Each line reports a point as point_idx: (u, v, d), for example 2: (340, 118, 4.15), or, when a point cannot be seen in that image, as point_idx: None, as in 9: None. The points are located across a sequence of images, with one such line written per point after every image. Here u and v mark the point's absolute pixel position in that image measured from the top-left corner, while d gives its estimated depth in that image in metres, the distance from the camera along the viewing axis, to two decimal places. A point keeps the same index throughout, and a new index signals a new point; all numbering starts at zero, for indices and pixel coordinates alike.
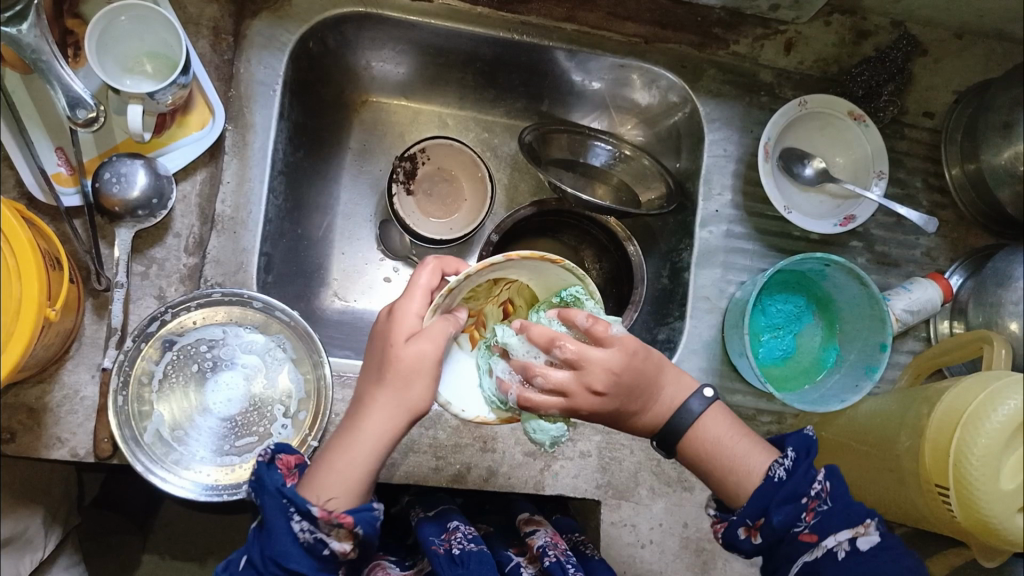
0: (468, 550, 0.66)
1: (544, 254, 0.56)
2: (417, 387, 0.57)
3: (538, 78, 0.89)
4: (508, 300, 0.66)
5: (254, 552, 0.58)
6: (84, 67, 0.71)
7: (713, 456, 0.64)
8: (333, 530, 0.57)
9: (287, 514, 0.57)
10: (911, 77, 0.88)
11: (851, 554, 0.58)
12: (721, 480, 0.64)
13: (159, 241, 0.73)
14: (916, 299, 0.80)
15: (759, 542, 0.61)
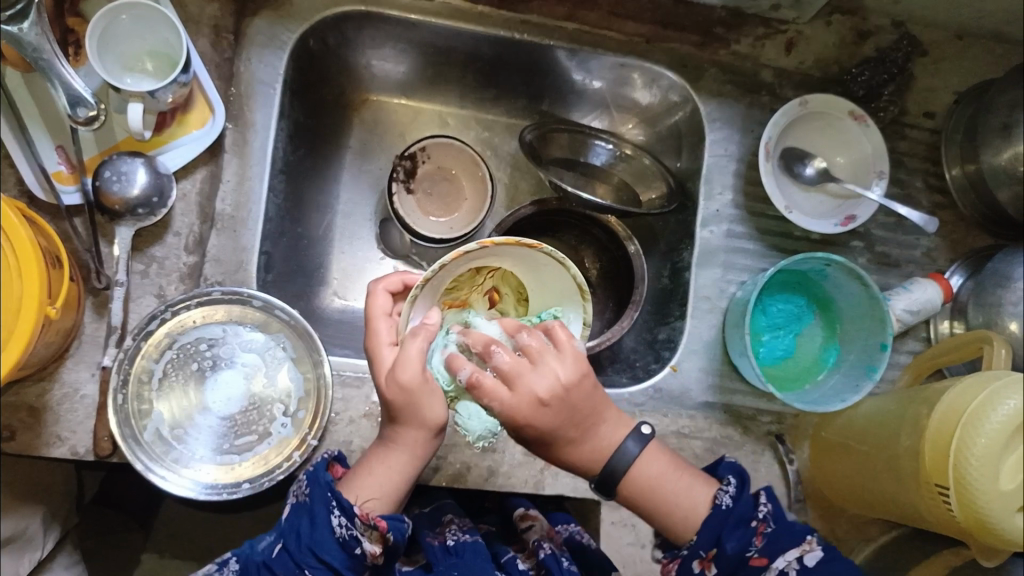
0: (463, 540, 0.67)
1: (520, 239, 0.55)
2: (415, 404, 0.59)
3: (538, 77, 0.89)
4: (492, 289, 0.65)
5: (289, 539, 0.60)
6: (84, 66, 0.71)
7: (658, 494, 0.65)
8: (366, 531, 0.59)
9: (330, 508, 0.59)
10: (912, 77, 0.88)
11: (802, 572, 0.61)
12: (664, 516, 0.65)
13: (159, 239, 0.73)
14: (916, 300, 0.80)
15: (713, 574, 0.62)
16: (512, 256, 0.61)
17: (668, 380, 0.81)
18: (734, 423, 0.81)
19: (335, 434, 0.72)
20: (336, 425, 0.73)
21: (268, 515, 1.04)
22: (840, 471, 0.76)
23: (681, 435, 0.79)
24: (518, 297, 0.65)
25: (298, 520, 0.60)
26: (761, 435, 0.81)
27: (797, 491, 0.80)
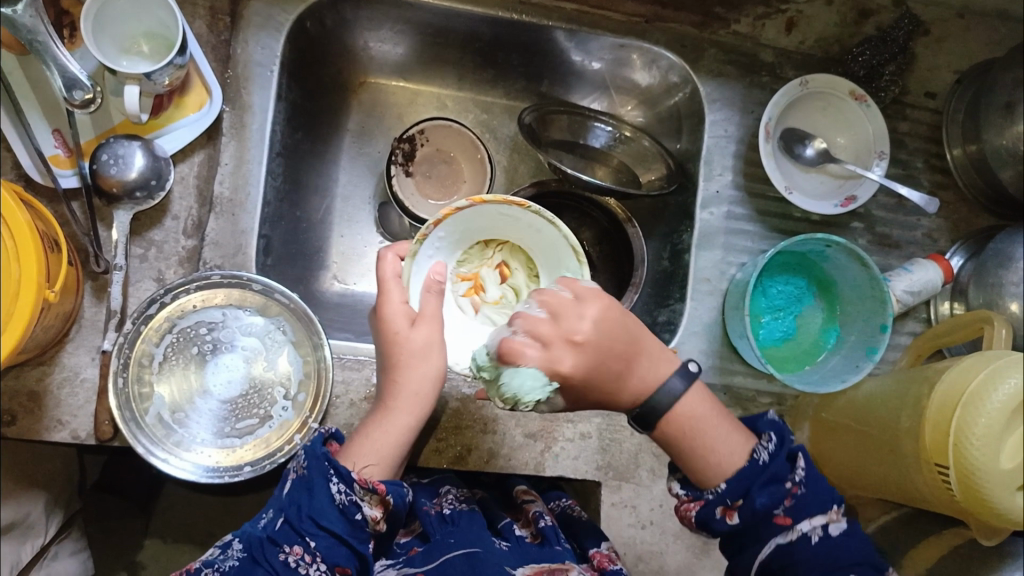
0: (458, 509, 0.68)
1: (508, 197, 0.64)
2: (422, 365, 0.62)
3: (537, 58, 0.89)
4: (502, 263, 0.73)
5: (286, 511, 0.56)
6: (80, 48, 0.71)
7: (687, 431, 0.61)
8: (366, 494, 0.56)
9: (328, 475, 0.56)
10: (913, 57, 0.87)
11: (825, 539, 0.57)
12: (692, 452, 0.62)
13: (158, 223, 0.73)
14: (917, 280, 0.79)
15: (735, 522, 0.59)
16: (510, 225, 0.70)
17: None
18: (735, 405, 0.81)
19: (335, 417, 0.72)
20: (337, 409, 0.73)
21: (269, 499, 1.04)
22: (840, 452, 0.76)
23: None
24: (528, 268, 0.73)
25: (297, 489, 0.56)
26: None
27: None
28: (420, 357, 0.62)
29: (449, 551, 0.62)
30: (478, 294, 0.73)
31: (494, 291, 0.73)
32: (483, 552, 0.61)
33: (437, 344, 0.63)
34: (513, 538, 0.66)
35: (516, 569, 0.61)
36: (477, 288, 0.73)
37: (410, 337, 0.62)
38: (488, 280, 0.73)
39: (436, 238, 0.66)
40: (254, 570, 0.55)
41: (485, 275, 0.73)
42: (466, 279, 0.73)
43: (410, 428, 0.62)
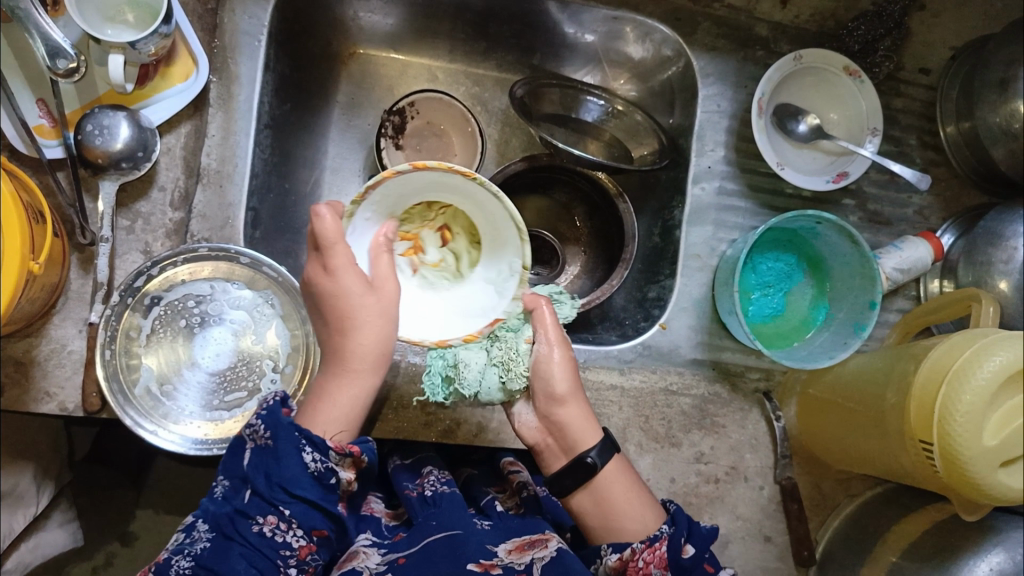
0: (441, 491, 0.66)
1: (452, 165, 0.59)
2: (365, 326, 0.61)
3: (530, 30, 0.88)
4: (444, 227, 0.69)
5: (253, 478, 0.55)
6: (64, 16, 0.69)
7: (615, 498, 0.63)
8: (341, 459, 0.57)
9: (300, 445, 0.55)
10: (909, 32, 0.86)
11: None
12: (614, 523, 0.63)
13: (144, 195, 0.72)
14: (907, 258, 0.79)
15: (692, 553, 0.61)
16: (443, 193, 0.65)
17: (657, 338, 0.81)
18: (723, 381, 0.82)
19: None
20: None
21: None
22: (825, 429, 0.77)
23: (669, 392, 0.79)
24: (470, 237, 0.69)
25: (263, 462, 0.55)
26: (750, 392, 0.82)
27: (783, 447, 0.79)
28: (372, 321, 0.61)
29: (432, 534, 0.61)
30: (416, 255, 0.69)
31: (435, 254, 0.69)
32: (464, 535, 0.61)
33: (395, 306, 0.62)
34: (495, 515, 0.65)
35: (497, 547, 0.61)
36: (417, 249, 0.69)
37: (349, 297, 0.60)
38: (428, 242, 0.69)
39: (377, 198, 0.62)
40: (231, 546, 0.54)
41: (426, 236, 0.69)
42: (406, 237, 0.68)
43: (371, 387, 0.62)
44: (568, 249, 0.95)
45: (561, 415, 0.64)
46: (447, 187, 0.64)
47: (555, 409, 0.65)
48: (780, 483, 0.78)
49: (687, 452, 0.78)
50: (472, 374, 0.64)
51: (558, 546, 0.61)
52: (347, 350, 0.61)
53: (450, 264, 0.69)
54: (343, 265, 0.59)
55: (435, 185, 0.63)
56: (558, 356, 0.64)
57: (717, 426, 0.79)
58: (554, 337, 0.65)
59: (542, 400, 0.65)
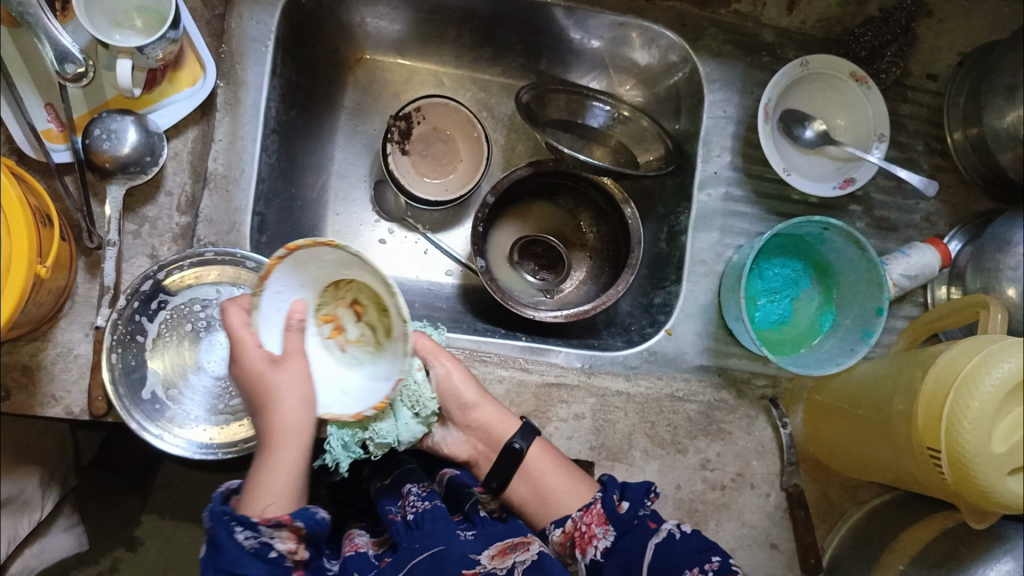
0: (422, 511, 0.65)
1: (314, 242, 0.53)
2: (286, 402, 0.58)
3: (536, 36, 0.88)
4: (355, 300, 0.62)
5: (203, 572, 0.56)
6: (73, 21, 0.70)
7: (546, 474, 0.67)
8: (276, 532, 0.56)
9: (231, 526, 0.56)
10: (915, 38, 0.86)
11: (686, 535, 0.61)
12: (553, 501, 0.66)
13: (151, 199, 0.72)
14: (914, 264, 0.79)
15: (626, 508, 0.64)
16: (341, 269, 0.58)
17: (663, 344, 0.81)
18: (729, 387, 0.81)
19: None
20: None
21: None
22: (830, 435, 0.77)
23: (675, 398, 0.79)
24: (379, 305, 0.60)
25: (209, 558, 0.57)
26: (756, 398, 0.81)
27: (790, 454, 0.78)
28: (288, 399, 0.58)
29: (417, 555, 0.60)
30: (337, 336, 0.62)
31: (356, 329, 0.62)
32: (447, 549, 0.60)
33: (306, 381, 0.59)
34: (479, 522, 0.65)
35: (480, 555, 0.61)
36: (339, 328, 0.62)
37: (261, 379, 0.58)
38: (348, 320, 0.62)
39: (277, 285, 0.56)
40: None
41: (343, 313, 0.62)
42: (324, 320, 0.62)
43: (300, 458, 0.60)
44: (574, 254, 0.95)
45: (480, 414, 0.69)
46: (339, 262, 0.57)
47: (471, 413, 0.69)
48: (787, 491, 0.78)
49: (693, 459, 0.77)
50: (388, 421, 0.62)
51: (539, 549, 0.61)
52: (271, 427, 0.58)
53: (369, 337, 0.61)
54: (247, 346, 0.57)
55: (342, 260, 0.57)
56: (449, 371, 0.68)
57: (723, 432, 0.79)
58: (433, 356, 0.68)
59: (456, 412, 0.69)
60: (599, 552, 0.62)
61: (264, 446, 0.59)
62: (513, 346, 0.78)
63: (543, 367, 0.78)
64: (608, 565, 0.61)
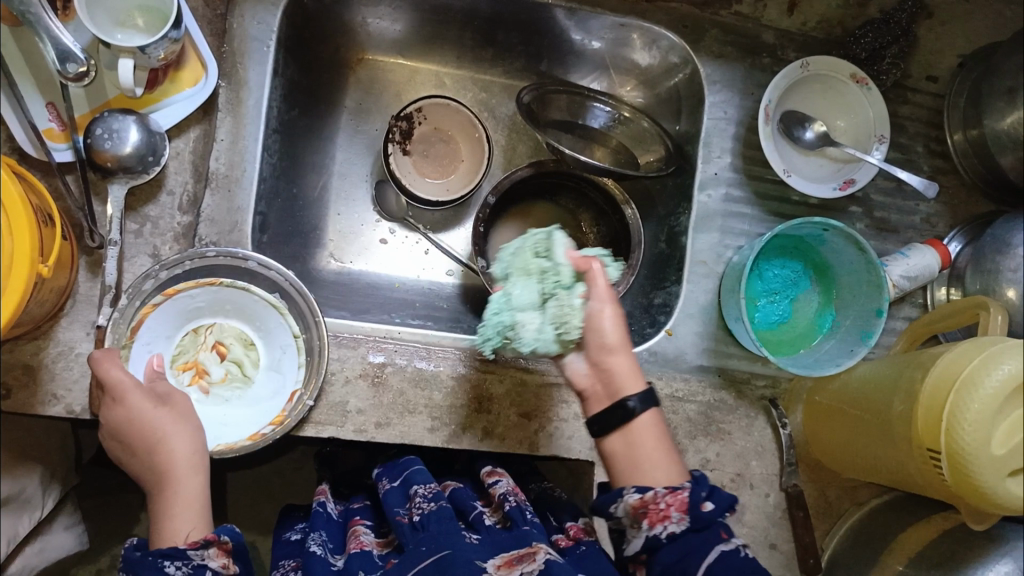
0: (428, 512, 0.63)
1: (199, 282, 0.71)
2: (176, 435, 0.65)
3: (537, 37, 0.88)
4: (217, 342, 0.75)
5: None
6: (74, 20, 0.70)
7: (648, 445, 0.61)
8: (205, 553, 0.61)
9: (159, 564, 0.59)
10: (916, 40, 0.86)
11: (748, 555, 0.56)
12: (643, 471, 0.60)
13: (153, 198, 0.72)
14: (914, 265, 0.79)
15: (708, 508, 0.57)
16: (223, 304, 0.75)
17: (663, 344, 0.81)
18: (729, 387, 0.81)
19: (331, 395, 0.72)
20: (333, 386, 0.72)
21: (260, 475, 1.05)
22: (830, 436, 0.77)
23: (675, 398, 0.79)
24: (243, 340, 0.76)
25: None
26: (756, 399, 0.81)
27: (789, 455, 0.78)
28: (178, 430, 0.66)
29: (422, 560, 0.59)
30: (201, 378, 0.74)
31: (219, 369, 0.75)
32: (454, 553, 0.58)
33: (187, 418, 0.67)
34: (484, 529, 0.63)
35: (486, 563, 0.58)
36: (201, 372, 0.74)
37: (146, 422, 0.64)
38: (209, 362, 0.75)
39: (147, 332, 0.70)
40: None
41: (205, 357, 0.75)
42: (186, 367, 0.74)
43: (201, 486, 0.66)
44: None
45: (612, 363, 0.63)
46: (214, 309, 0.75)
47: (607, 357, 0.64)
48: (786, 491, 0.78)
49: (693, 459, 0.77)
50: (531, 330, 0.64)
51: (546, 559, 0.59)
52: (164, 464, 0.64)
53: (236, 372, 0.75)
54: (130, 393, 0.64)
55: (214, 303, 0.74)
56: (610, 310, 0.64)
57: (723, 433, 0.79)
58: (605, 295, 0.64)
59: (594, 348, 0.64)
60: (665, 535, 0.56)
61: (156, 488, 0.64)
62: None
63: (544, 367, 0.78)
64: (663, 554, 0.56)
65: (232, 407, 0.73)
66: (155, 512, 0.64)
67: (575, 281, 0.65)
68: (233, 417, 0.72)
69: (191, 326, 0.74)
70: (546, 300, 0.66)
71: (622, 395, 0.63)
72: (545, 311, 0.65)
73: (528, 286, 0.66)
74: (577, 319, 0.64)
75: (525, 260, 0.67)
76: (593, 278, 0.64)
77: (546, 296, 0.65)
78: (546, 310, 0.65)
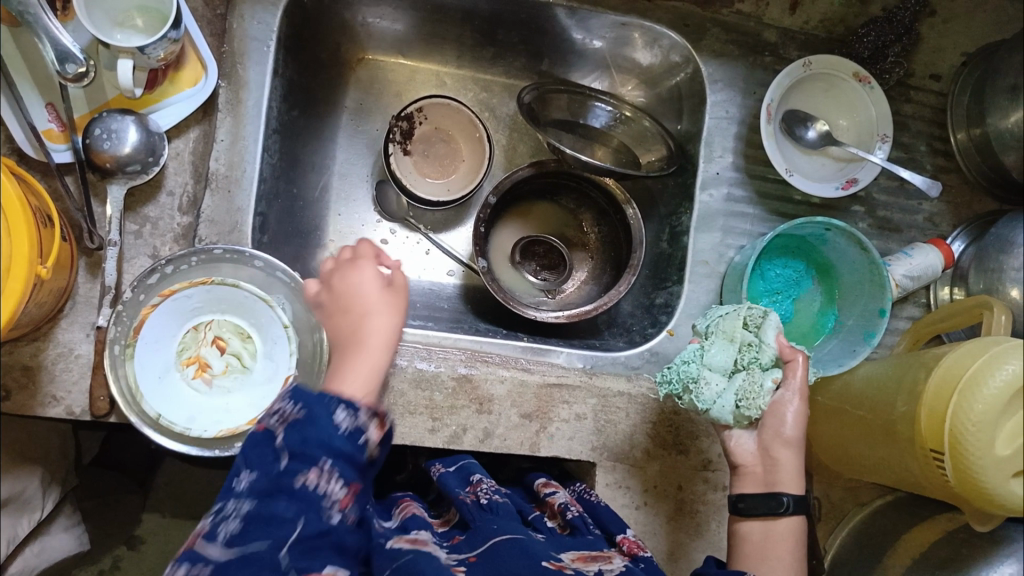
0: (496, 500, 0.63)
1: (193, 283, 0.71)
2: (388, 334, 0.62)
3: (538, 36, 0.88)
4: (218, 337, 0.73)
5: (262, 469, 0.49)
6: (73, 21, 0.70)
7: (783, 544, 0.62)
8: (370, 418, 0.52)
9: (332, 408, 0.51)
10: (918, 39, 0.86)
11: None
12: (770, 561, 0.61)
13: (152, 199, 0.72)
14: (917, 265, 0.79)
15: None
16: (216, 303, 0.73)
17: (665, 344, 0.81)
18: None
19: None
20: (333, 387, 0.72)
21: None
22: (833, 436, 0.76)
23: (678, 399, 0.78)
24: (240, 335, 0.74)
25: (293, 428, 0.49)
26: None
27: None
28: (387, 313, 0.63)
29: (494, 536, 0.57)
30: (204, 373, 0.72)
31: (220, 363, 0.73)
32: (529, 540, 0.56)
33: (392, 314, 0.63)
34: (547, 531, 0.63)
35: (561, 554, 0.57)
36: (204, 366, 0.72)
37: (361, 291, 0.63)
38: (211, 356, 0.73)
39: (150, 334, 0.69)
40: (264, 521, 0.47)
41: (206, 352, 0.73)
42: (188, 362, 0.72)
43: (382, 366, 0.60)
44: (575, 254, 0.94)
45: (783, 456, 0.63)
46: (210, 306, 0.73)
47: (778, 447, 0.63)
48: None
49: (696, 459, 0.77)
50: (711, 390, 0.64)
51: (624, 563, 0.58)
52: (359, 330, 0.61)
53: (236, 365, 0.73)
54: (360, 264, 0.65)
55: (209, 301, 0.73)
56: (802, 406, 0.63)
57: None
58: (801, 390, 0.63)
59: (767, 432, 0.63)
60: None
61: (345, 352, 0.60)
62: (515, 346, 0.80)
63: (545, 368, 0.78)
64: None
65: (239, 401, 0.71)
66: (330, 370, 0.59)
67: (773, 365, 0.65)
68: (236, 406, 0.71)
69: (191, 324, 0.73)
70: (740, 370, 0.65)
71: (775, 490, 0.62)
72: (735, 378, 0.64)
73: (727, 349, 0.66)
74: (764, 399, 0.63)
75: (732, 323, 0.67)
76: (793, 369, 0.63)
77: (742, 366, 0.65)
78: (734, 378, 0.64)
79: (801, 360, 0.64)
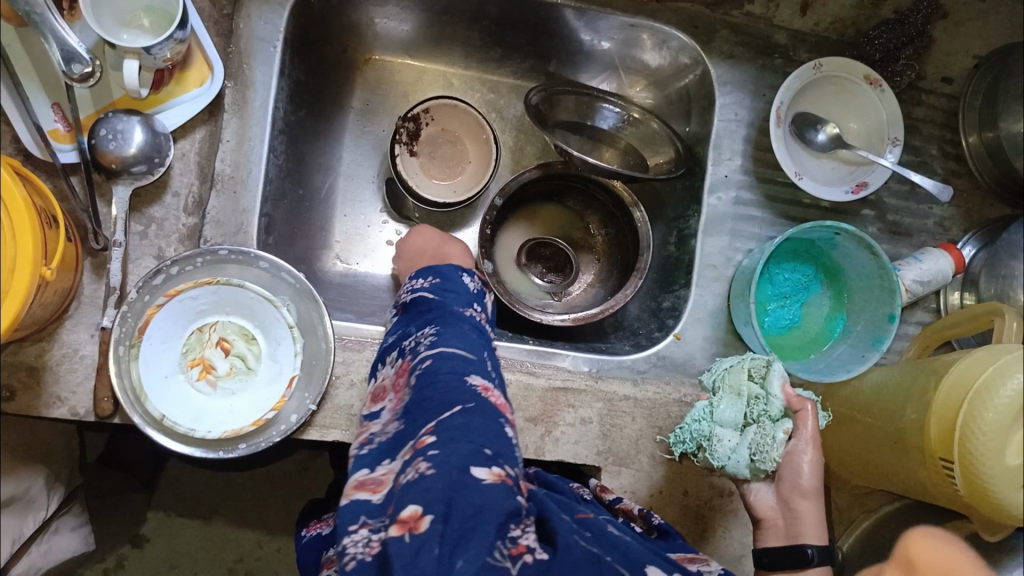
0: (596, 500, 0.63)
1: (197, 283, 0.71)
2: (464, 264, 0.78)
3: (546, 37, 0.87)
4: (223, 338, 0.73)
5: (432, 312, 0.63)
6: (80, 21, 0.69)
7: None
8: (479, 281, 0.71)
9: (460, 273, 0.69)
10: (931, 41, 0.85)
11: None
12: None
13: (158, 199, 0.72)
14: (927, 270, 0.78)
15: None
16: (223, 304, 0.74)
17: (672, 348, 0.81)
18: None
19: (335, 399, 0.71)
20: (338, 389, 0.72)
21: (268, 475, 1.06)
22: (840, 443, 0.75)
23: (683, 403, 0.78)
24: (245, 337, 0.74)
25: (440, 283, 0.66)
26: None
27: None
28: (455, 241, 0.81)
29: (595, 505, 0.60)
30: (208, 375, 0.72)
31: (224, 364, 0.73)
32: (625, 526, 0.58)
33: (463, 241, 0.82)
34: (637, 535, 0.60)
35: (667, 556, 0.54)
36: (208, 368, 0.72)
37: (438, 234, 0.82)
38: (215, 358, 0.73)
39: (156, 333, 0.69)
40: (462, 334, 0.61)
41: (210, 353, 0.73)
42: (193, 364, 0.72)
43: None
44: (582, 256, 0.94)
45: (802, 508, 0.62)
46: (215, 308, 0.73)
47: (797, 498, 0.62)
48: None
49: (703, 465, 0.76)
50: (724, 447, 0.66)
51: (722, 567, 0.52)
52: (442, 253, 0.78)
53: (240, 366, 0.73)
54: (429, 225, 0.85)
55: (215, 304, 0.73)
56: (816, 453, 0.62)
57: None
58: (814, 440, 0.62)
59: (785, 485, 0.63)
60: None
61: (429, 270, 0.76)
62: (519, 349, 0.79)
63: (550, 371, 0.77)
64: None
65: (241, 403, 0.71)
66: None
67: (784, 415, 0.65)
68: (241, 407, 0.71)
69: (196, 325, 0.73)
70: (752, 423, 0.66)
71: (799, 542, 0.61)
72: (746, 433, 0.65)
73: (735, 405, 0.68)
74: (777, 450, 0.63)
75: (738, 378, 0.69)
76: (803, 419, 0.63)
77: (753, 420, 0.66)
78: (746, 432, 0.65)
79: (808, 410, 0.63)
